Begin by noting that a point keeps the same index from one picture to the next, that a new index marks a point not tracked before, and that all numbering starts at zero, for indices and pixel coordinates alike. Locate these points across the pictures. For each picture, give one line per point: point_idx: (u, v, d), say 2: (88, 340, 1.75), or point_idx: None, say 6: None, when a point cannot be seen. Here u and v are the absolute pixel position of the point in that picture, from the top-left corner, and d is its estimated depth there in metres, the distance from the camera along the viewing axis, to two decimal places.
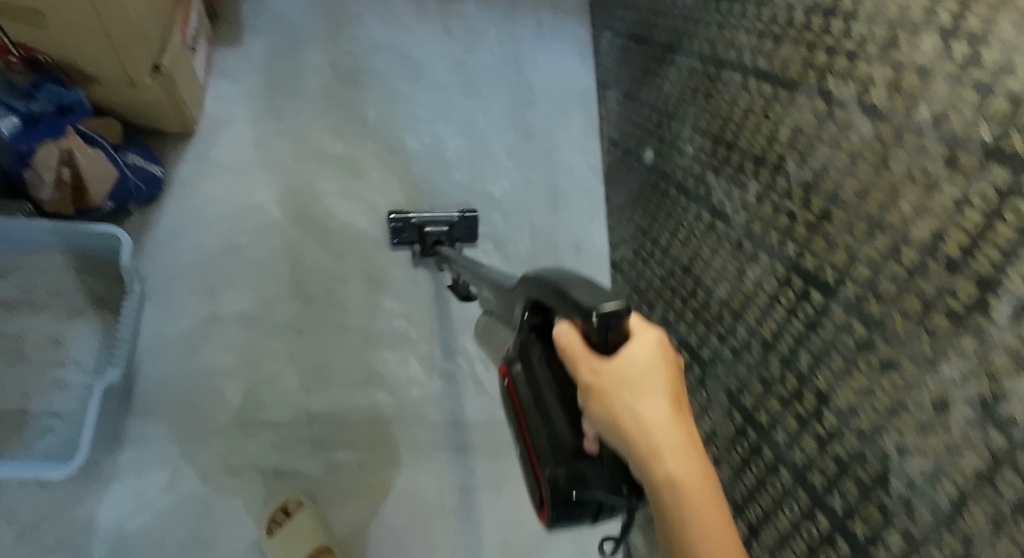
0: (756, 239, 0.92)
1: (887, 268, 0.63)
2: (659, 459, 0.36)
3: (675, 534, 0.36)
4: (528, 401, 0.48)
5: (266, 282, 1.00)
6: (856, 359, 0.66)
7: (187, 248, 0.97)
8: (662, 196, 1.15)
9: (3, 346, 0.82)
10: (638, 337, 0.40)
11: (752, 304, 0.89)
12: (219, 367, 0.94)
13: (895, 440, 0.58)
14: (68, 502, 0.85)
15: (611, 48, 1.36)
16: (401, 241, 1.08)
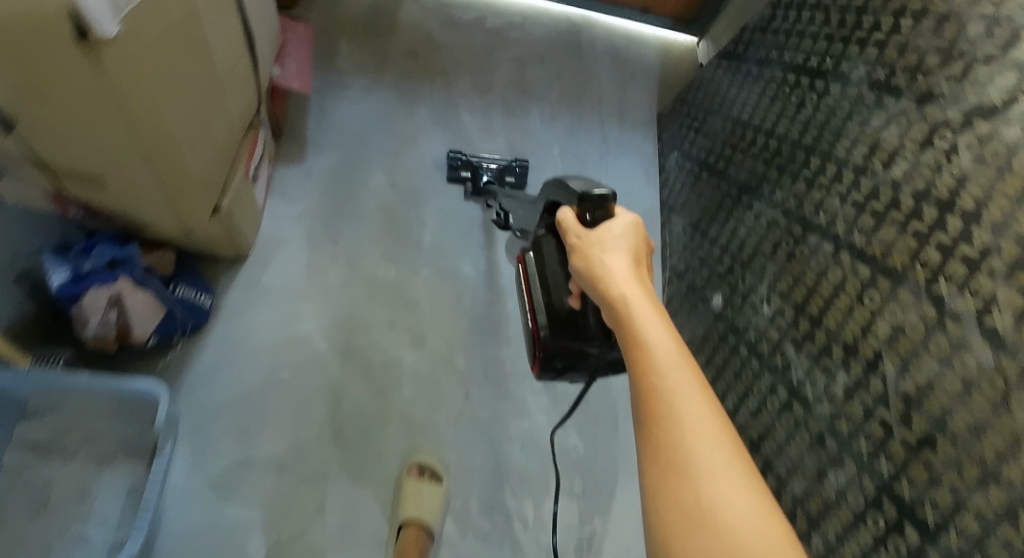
0: (842, 439, 0.80)
1: (1000, 531, 0.56)
2: (619, 290, 0.55)
3: (631, 341, 0.49)
4: (538, 278, 0.80)
5: (303, 423, 0.95)
6: None
7: (224, 385, 0.93)
8: (731, 350, 1.06)
9: (29, 495, 0.79)
10: (618, 218, 0.66)
11: (830, 513, 0.80)
12: (244, 520, 0.88)
13: None
14: None
15: (679, 170, 1.31)
16: (457, 175, 1.18)
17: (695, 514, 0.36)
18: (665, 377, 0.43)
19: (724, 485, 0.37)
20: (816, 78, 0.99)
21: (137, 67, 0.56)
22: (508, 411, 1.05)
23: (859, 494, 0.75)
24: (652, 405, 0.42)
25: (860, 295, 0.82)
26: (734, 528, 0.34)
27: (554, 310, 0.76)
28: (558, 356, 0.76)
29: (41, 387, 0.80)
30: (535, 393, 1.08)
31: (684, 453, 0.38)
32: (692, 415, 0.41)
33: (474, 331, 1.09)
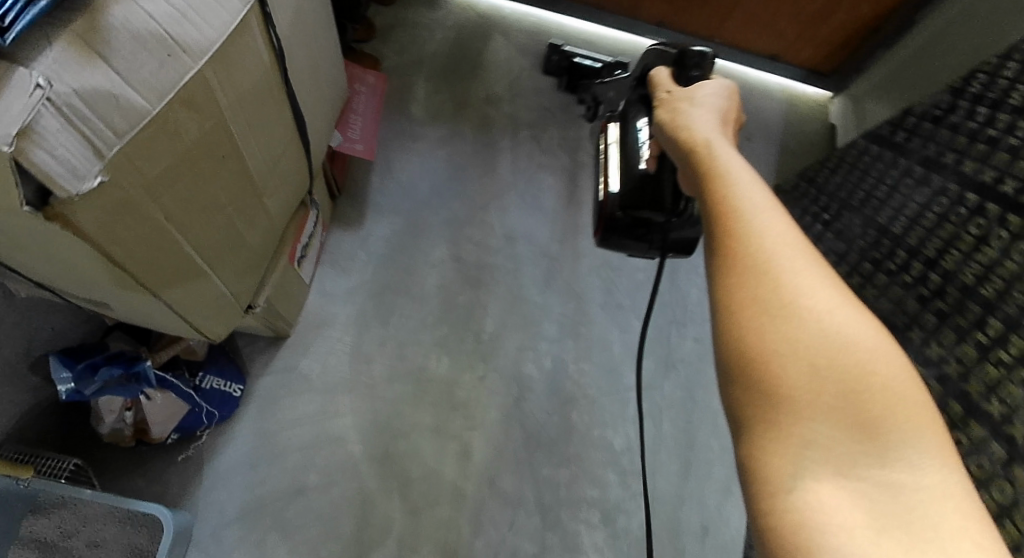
0: None
1: None
2: (697, 127, 0.43)
3: (701, 165, 0.38)
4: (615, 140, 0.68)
5: (323, 541, 0.84)
6: None
7: (249, 486, 0.84)
8: None
9: None
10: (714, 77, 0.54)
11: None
12: None
13: None
14: None
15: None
16: (553, 68, 1.18)
17: (775, 310, 0.28)
18: (739, 196, 0.33)
19: (823, 296, 0.28)
20: (1010, 212, 0.75)
21: (143, 206, 0.43)
22: (556, 547, 0.90)
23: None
24: (723, 215, 0.33)
25: None
26: (829, 332, 0.27)
27: (627, 175, 0.64)
28: (617, 206, 0.64)
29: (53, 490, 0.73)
30: (590, 527, 0.92)
31: (757, 266, 0.29)
32: (775, 229, 0.31)
33: (528, 444, 0.94)
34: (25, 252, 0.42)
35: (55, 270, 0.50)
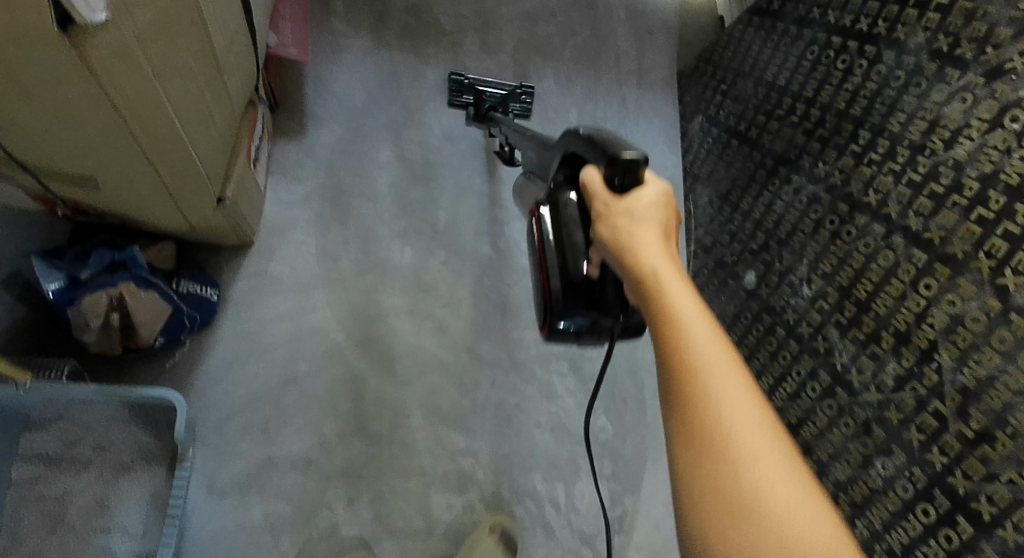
0: (886, 426, 0.80)
1: None
2: (647, 258, 0.43)
3: (656, 319, 0.39)
4: (550, 234, 0.62)
5: (324, 419, 0.91)
6: None
7: (241, 382, 0.89)
8: (766, 332, 1.01)
9: (46, 510, 0.75)
10: (649, 183, 0.48)
11: (878, 500, 0.80)
12: (274, 518, 0.86)
13: None
14: None
15: (704, 137, 1.23)
16: (458, 100, 1.10)
17: (738, 513, 0.30)
18: (693, 354, 0.35)
19: (781, 495, 0.31)
20: (866, 43, 0.91)
21: (134, 56, 0.47)
22: (533, 398, 1.03)
23: (907, 482, 0.76)
24: (686, 391, 0.34)
25: (916, 282, 0.78)
26: (786, 531, 0.30)
27: (567, 274, 0.60)
28: (557, 302, 0.60)
29: (49, 400, 0.76)
30: (561, 376, 1.05)
31: (723, 460, 0.32)
32: (734, 407, 0.34)
33: (496, 316, 1.04)
34: (29, 93, 0.45)
35: (33, 132, 0.51)
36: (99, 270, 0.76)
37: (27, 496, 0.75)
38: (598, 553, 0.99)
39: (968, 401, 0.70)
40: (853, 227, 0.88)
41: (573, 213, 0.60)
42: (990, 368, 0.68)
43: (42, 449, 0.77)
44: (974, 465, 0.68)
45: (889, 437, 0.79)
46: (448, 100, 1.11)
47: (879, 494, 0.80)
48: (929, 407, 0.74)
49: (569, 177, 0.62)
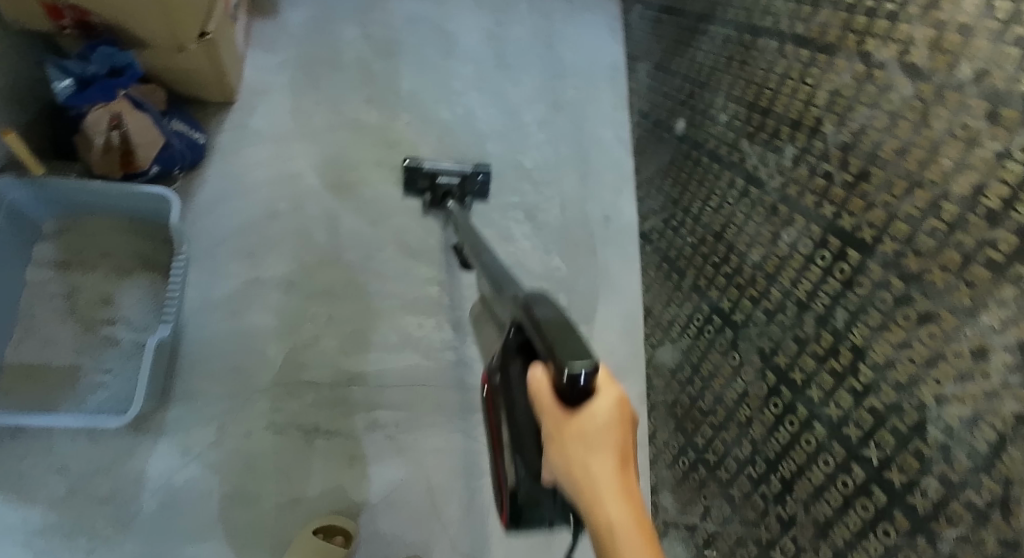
0: (791, 201, 0.91)
1: (927, 223, 0.70)
2: (605, 512, 0.33)
3: None
4: (505, 416, 0.50)
5: (304, 248, 1.03)
6: (894, 314, 0.74)
7: (228, 215, 1.01)
8: (694, 163, 1.12)
9: (57, 303, 0.88)
10: (602, 394, 0.38)
11: (786, 266, 0.91)
12: (261, 327, 0.98)
13: (933, 391, 0.68)
14: (118, 456, 0.89)
15: (642, 21, 1.36)
16: (412, 190, 1.09)
17: None
18: None
19: None
20: None
21: None
22: (494, 240, 1.14)
23: (806, 239, 0.87)
24: None
25: (803, 76, 0.90)
26: None
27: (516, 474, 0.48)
28: (517, 491, 0.48)
29: (63, 208, 0.91)
30: (518, 222, 1.16)
31: None
32: None
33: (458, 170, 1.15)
34: None
35: None
36: (102, 70, 0.85)
37: (40, 294, 0.88)
38: None
39: (848, 154, 0.82)
40: (755, 51, 1.00)
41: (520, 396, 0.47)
42: (861, 120, 0.80)
43: (45, 257, 0.90)
44: (856, 205, 0.80)
45: (793, 209, 0.91)
46: (404, 190, 1.10)
47: (787, 261, 0.91)
48: (821, 171, 0.86)
49: (520, 344, 0.49)
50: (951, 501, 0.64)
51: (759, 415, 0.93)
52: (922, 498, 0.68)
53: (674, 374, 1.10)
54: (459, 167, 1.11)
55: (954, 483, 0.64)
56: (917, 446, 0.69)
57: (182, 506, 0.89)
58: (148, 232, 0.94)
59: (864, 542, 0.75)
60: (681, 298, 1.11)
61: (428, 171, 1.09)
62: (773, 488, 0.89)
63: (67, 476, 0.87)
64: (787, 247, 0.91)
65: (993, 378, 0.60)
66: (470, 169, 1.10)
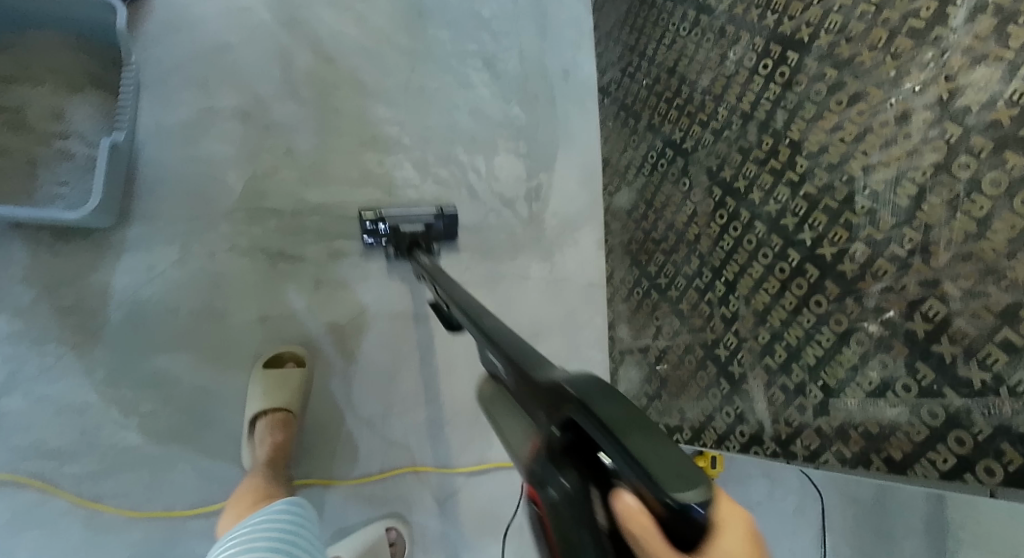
0: (738, 21, 0.91)
1: (858, 10, 0.72)
2: None
3: None
4: None
5: (259, 82, 1.03)
6: (828, 102, 0.76)
7: (179, 44, 1.00)
8: (649, 7, 1.10)
9: (5, 114, 0.88)
10: (727, 529, 0.22)
11: (732, 83, 0.91)
12: (220, 156, 0.99)
13: (861, 163, 0.71)
14: (82, 271, 0.91)
15: None
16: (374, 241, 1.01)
17: None
18: None
19: None
20: None
21: None
22: (453, 85, 1.14)
23: (751, 53, 0.88)
24: None
25: None
26: None
27: None
28: None
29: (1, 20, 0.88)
30: (476, 70, 1.16)
31: None
32: None
33: (414, 16, 1.14)
34: None
35: None
36: None
37: None
38: (518, 214, 1.15)
39: None
40: None
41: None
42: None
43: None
44: (795, 8, 0.81)
45: (740, 27, 0.90)
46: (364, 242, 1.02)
47: (734, 78, 0.91)
48: None
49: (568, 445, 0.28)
50: (876, 259, 0.69)
51: (706, 230, 0.96)
52: (851, 263, 0.73)
53: (629, 214, 1.14)
54: (422, 213, 1.04)
55: (879, 241, 0.69)
56: (846, 217, 0.73)
57: (152, 317, 0.93)
58: (97, 51, 0.93)
59: (797, 318, 0.80)
60: (634, 142, 1.14)
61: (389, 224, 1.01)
62: (717, 293, 0.93)
63: (31, 286, 0.89)
64: (734, 65, 0.91)
65: (912, 137, 0.65)
66: (436, 213, 1.03)
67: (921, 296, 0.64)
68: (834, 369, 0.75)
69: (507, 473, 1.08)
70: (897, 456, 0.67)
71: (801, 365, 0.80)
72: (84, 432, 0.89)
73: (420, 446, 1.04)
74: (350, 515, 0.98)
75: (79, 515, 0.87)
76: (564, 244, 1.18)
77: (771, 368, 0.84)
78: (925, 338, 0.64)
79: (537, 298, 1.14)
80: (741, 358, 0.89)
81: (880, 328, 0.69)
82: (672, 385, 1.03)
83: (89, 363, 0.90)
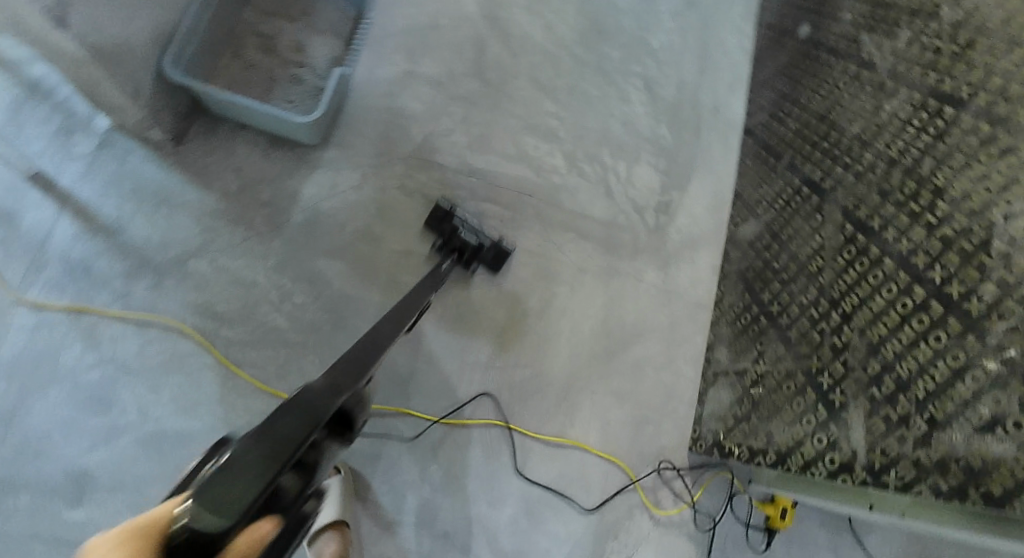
0: (900, 77, 0.98)
1: (1020, 73, 0.78)
2: None
3: None
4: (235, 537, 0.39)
5: (454, 59, 1.21)
6: (977, 154, 0.80)
7: (401, 16, 1.21)
8: (811, 61, 1.21)
9: (263, 40, 1.10)
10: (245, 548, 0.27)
11: (883, 132, 0.97)
12: (410, 110, 1.16)
13: (1002, 210, 0.75)
14: (283, 175, 1.08)
15: None
16: (434, 228, 1.07)
17: None
18: None
19: None
20: None
21: None
22: (614, 97, 1.29)
23: (907, 105, 0.94)
24: None
25: None
26: None
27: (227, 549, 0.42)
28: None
29: None
30: (636, 89, 1.30)
31: None
32: None
33: (593, 32, 1.32)
34: None
35: None
36: None
37: (251, 31, 1.09)
38: (645, 221, 1.24)
39: (960, 29, 0.90)
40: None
41: (238, 475, 0.26)
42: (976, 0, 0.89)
43: (257, 6, 1.11)
44: (958, 68, 0.88)
45: (899, 83, 0.98)
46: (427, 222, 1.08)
47: (886, 126, 0.97)
48: (932, 47, 0.94)
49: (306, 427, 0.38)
50: (1005, 299, 0.72)
51: (831, 264, 0.99)
52: (978, 302, 0.74)
53: (752, 244, 1.20)
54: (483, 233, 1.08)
55: (1010, 283, 0.72)
56: (981, 258, 0.75)
57: (324, 225, 1.07)
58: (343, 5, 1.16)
59: (913, 352, 0.80)
60: (768, 180, 1.22)
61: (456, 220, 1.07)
62: (831, 323, 0.95)
63: (241, 176, 1.06)
64: (887, 117, 0.98)
65: None
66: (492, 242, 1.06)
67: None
68: (943, 404, 0.75)
69: (579, 455, 1.10)
70: (997, 490, 0.70)
71: (908, 398, 0.80)
72: (246, 305, 1.02)
73: (508, 404, 1.10)
74: (434, 447, 1.05)
75: (221, 373, 0.99)
76: (680, 260, 1.25)
77: (876, 399, 0.84)
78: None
79: (645, 302, 1.21)
80: (845, 388, 0.89)
81: (998, 365, 0.70)
82: (765, 409, 1.03)
83: (265, 250, 1.04)
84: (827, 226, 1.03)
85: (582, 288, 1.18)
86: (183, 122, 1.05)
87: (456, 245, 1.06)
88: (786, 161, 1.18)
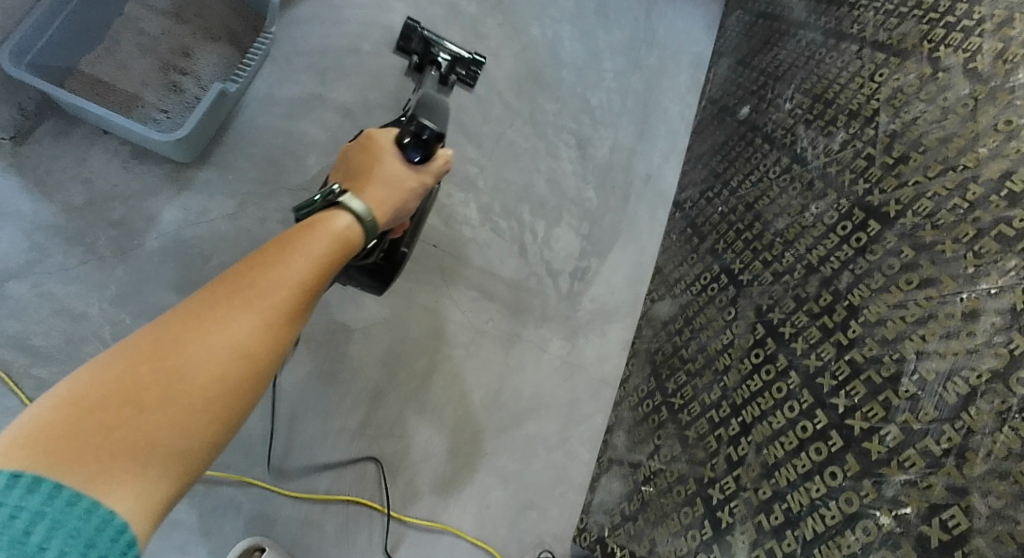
0: (828, 179, 0.90)
1: (950, 201, 0.70)
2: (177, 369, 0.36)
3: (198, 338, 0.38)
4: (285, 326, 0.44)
5: (370, 88, 1.11)
6: (896, 279, 0.73)
7: (318, 35, 1.10)
8: (746, 144, 1.13)
9: (144, 39, 0.96)
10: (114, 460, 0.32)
11: (806, 234, 0.90)
12: (309, 138, 1.04)
13: (915, 347, 0.67)
14: (145, 194, 0.94)
15: (737, 24, 1.35)
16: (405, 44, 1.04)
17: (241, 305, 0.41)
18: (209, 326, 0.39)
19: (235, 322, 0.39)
20: None
21: None
22: (543, 151, 1.21)
23: (833, 211, 0.86)
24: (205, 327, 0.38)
25: (873, 75, 0.89)
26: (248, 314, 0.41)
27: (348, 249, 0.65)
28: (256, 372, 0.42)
29: None
30: (567, 145, 1.23)
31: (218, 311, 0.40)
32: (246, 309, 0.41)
33: (530, 80, 1.24)
34: None
35: None
36: None
37: (130, 27, 0.95)
38: (558, 286, 1.16)
39: (894, 140, 0.81)
40: (838, 85, 0.95)
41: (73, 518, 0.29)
42: (916, 112, 0.79)
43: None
44: (889, 183, 0.79)
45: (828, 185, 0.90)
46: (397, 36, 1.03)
47: (808, 229, 0.90)
48: (865, 153, 0.85)
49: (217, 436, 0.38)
50: (906, 447, 0.64)
51: (738, 364, 0.92)
52: (880, 447, 0.66)
53: (664, 325, 1.12)
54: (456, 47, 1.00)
55: (915, 430, 0.63)
56: (886, 395, 0.68)
57: (184, 254, 0.93)
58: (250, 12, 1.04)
59: (806, 483, 0.73)
60: (691, 259, 1.15)
61: (425, 35, 1.02)
62: (729, 431, 0.87)
63: (91, 190, 0.92)
64: (811, 219, 0.91)
65: (977, 336, 0.62)
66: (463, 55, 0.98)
67: (945, 500, 0.59)
68: (829, 552, 0.68)
69: (449, 540, 0.99)
70: None
71: (795, 535, 0.72)
72: (68, 341, 0.86)
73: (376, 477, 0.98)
74: (281, 524, 0.92)
75: None
76: (591, 331, 1.17)
77: (762, 527, 0.76)
78: (938, 547, 0.58)
79: (547, 374, 1.11)
80: (734, 507, 0.81)
81: (891, 520, 0.63)
82: (652, 511, 0.94)
83: (105, 278, 0.90)
84: (741, 321, 0.95)
85: (478, 353, 1.07)
86: (27, 118, 0.90)
87: (430, 59, 1.03)
88: (710, 242, 1.11)
